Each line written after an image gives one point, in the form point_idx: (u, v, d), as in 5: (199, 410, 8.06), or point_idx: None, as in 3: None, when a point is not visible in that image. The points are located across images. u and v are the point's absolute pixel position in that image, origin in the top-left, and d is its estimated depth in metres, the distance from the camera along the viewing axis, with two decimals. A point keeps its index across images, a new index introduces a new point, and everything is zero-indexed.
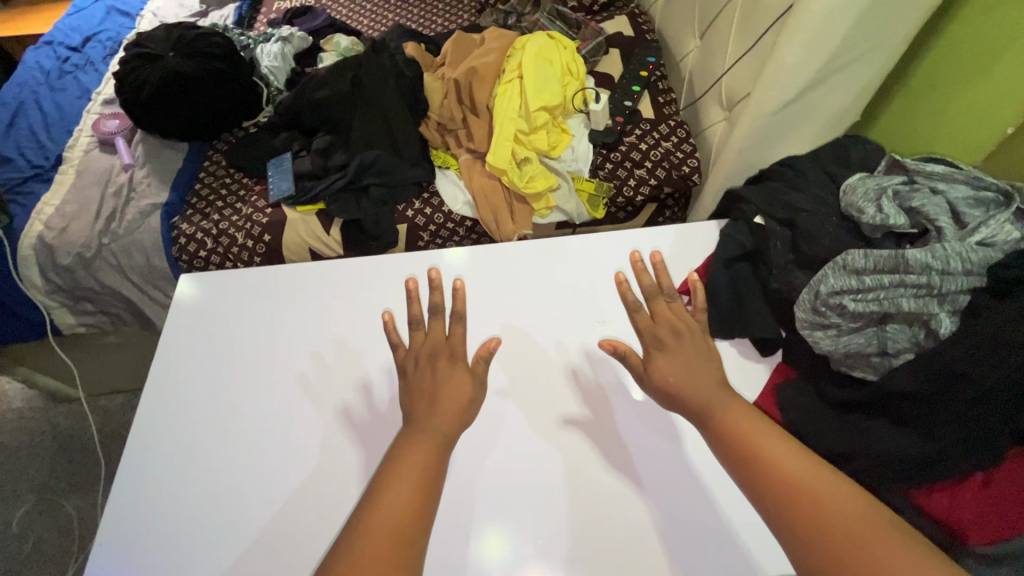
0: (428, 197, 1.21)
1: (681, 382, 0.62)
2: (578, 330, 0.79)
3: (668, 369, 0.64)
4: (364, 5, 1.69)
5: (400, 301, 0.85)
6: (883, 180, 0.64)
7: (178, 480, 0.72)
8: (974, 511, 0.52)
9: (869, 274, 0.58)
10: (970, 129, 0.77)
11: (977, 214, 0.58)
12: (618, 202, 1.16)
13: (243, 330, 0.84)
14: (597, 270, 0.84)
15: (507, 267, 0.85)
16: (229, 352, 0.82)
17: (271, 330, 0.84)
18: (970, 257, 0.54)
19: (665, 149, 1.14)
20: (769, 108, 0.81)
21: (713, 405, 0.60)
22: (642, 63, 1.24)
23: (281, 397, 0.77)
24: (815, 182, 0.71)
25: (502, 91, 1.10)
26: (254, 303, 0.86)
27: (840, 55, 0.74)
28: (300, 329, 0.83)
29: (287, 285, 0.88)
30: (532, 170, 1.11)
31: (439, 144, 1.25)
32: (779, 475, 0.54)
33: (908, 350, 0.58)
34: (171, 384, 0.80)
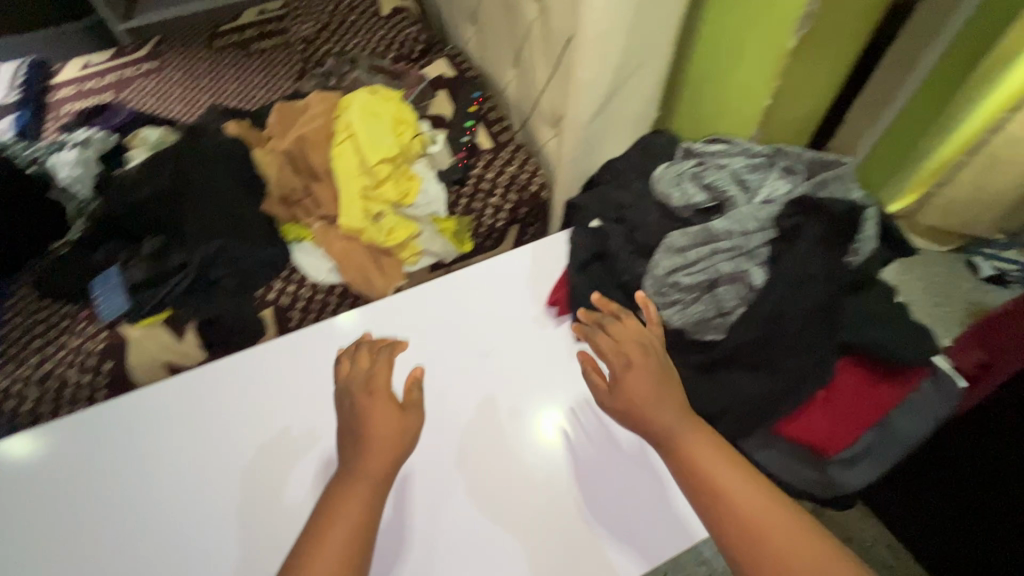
0: (288, 274, 1.14)
1: (645, 400, 0.62)
2: (470, 366, 0.80)
3: (638, 389, 0.62)
4: (172, 91, 1.58)
5: (302, 377, 0.82)
6: (681, 166, 0.74)
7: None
8: (826, 427, 0.62)
9: (692, 249, 0.68)
10: (744, 107, 0.90)
11: (755, 179, 0.70)
12: (481, 231, 1.19)
13: (140, 456, 0.76)
14: (474, 304, 0.85)
15: (393, 324, 0.83)
16: (132, 484, 0.74)
17: (176, 446, 0.77)
18: (756, 216, 0.66)
19: (511, 173, 1.20)
20: (583, 120, 0.89)
21: (662, 418, 0.61)
22: (469, 100, 1.30)
23: (193, 517, 0.72)
24: (632, 180, 0.79)
25: (337, 153, 1.08)
26: (143, 423, 0.78)
27: (624, 65, 0.83)
28: (213, 437, 0.77)
29: (157, 402, 0.79)
30: (390, 222, 1.10)
31: (286, 217, 1.17)
32: (729, 502, 0.56)
33: (739, 304, 0.66)
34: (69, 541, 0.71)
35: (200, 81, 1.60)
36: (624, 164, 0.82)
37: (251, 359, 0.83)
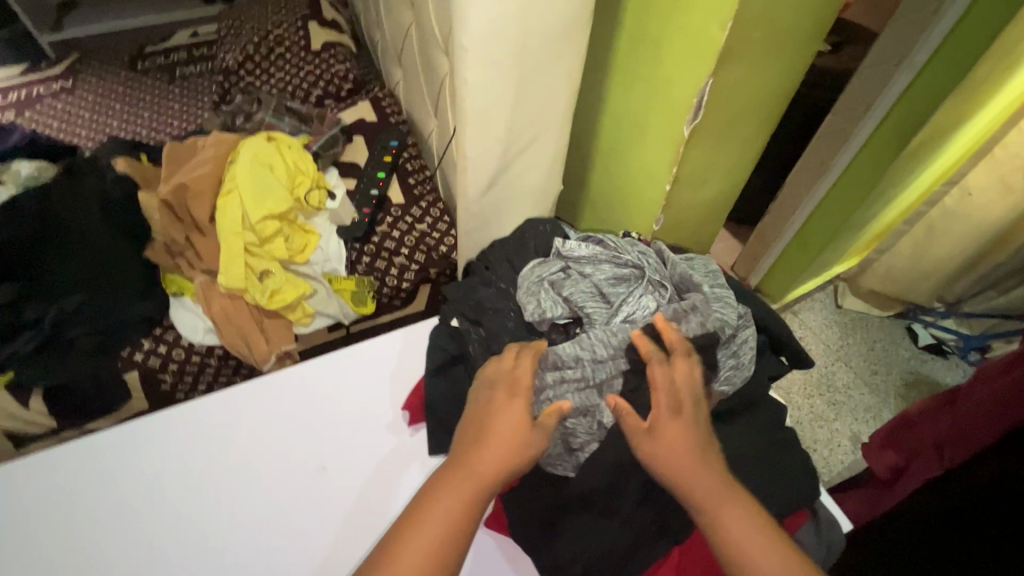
0: (162, 331, 1.03)
1: (684, 462, 0.52)
2: (297, 487, 0.68)
3: (677, 447, 0.53)
4: (78, 111, 1.47)
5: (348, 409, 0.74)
6: (544, 272, 0.70)
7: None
8: None
9: (553, 371, 0.63)
10: (646, 188, 0.85)
11: (619, 293, 0.68)
12: (385, 292, 1.10)
13: (159, 490, 0.68)
14: (340, 401, 0.75)
15: (232, 421, 0.73)
16: (147, 522, 0.66)
17: (198, 480, 0.69)
18: (609, 341, 0.64)
19: (419, 233, 1.11)
20: (472, 194, 0.82)
21: (694, 480, 0.51)
22: (386, 147, 1.20)
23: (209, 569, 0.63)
24: (502, 276, 0.75)
25: (222, 205, 0.99)
26: (164, 454, 0.70)
27: (512, 141, 0.77)
28: (235, 478, 0.69)
29: (190, 433, 0.72)
30: (276, 282, 1.00)
31: (170, 266, 1.07)
32: None
33: (591, 439, 0.63)
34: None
35: (111, 102, 1.49)
36: (498, 253, 0.79)
37: (269, 405, 0.74)
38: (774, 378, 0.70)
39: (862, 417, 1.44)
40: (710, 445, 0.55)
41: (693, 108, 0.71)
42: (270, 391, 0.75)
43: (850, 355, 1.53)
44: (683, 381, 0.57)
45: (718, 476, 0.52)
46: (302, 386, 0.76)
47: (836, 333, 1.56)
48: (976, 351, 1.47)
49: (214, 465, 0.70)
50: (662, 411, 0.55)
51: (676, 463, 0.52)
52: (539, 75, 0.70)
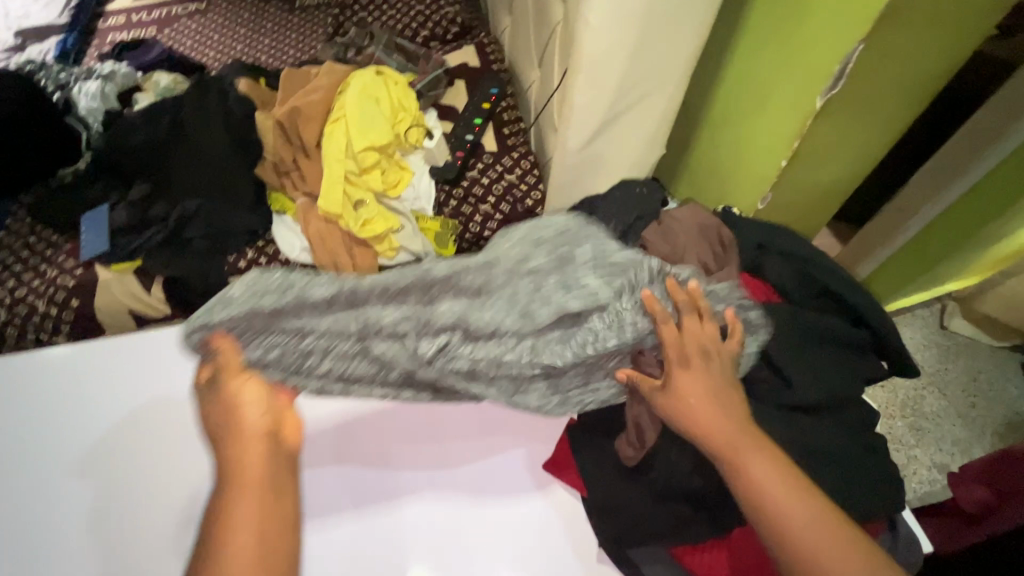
0: (264, 245, 1.12)
1: (706, 403, 0.58)
2: (173, 420, 0.81)
3: (694, 390, 0.59)
4: (209, 33, 1.58)
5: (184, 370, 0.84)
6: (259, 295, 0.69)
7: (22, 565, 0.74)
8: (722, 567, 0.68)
9: (340, 364, 0.69)
10: (759, 161, 0.79)
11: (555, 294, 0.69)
12: (467, 237, 1.12)
13: (66, 403, 0.81)
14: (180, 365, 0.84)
15: (120, 363, 0.84)
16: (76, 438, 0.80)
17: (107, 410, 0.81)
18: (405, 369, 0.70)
19: (507, 183, 1.12)
20: (572, 147, 0.80)
21: (712, 425, 0.57)
22: (485, 95, 1.21)
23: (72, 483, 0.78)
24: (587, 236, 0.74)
25: (328, 132, 1.04)
26: (98, 376, 0.83)
27: (623, 93, 0.74)
28: (97, 413, 0.81)
29: (70, 372, 0.83)
30: (369, 212, 1.05)
31: (276, 185, 1.15)
32: (784, 523, 0.51)
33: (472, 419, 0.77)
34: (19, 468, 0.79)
35: (237, 27, 1.59)
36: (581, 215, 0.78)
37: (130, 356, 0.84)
38: (866, 380, 0.65)
39: (947, 449, 1.32)
40: (732, 391, 0.60)
41: (834, 75, 0.64)
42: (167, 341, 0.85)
43: (947, 381, 1.39)
44: (696, 335, 0.62)
45: (734, 423, 0.57)
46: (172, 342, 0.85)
47: (936, 355, 1.41)
48: None
49: (97, 400, 0.82)
50: (688, 356, 0.61)
51: (697, 404, 0.58)
52: (666, 23, 0.66)
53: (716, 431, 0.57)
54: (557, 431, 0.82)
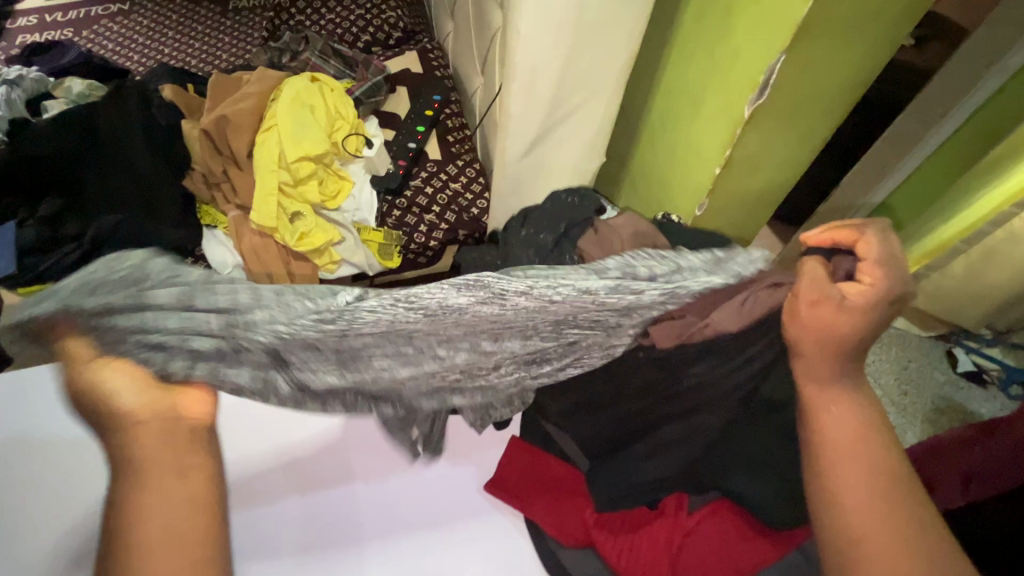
0: (193, 261, 1.05)
1: (830, 391, 0.51)
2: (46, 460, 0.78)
3: (820, 378, 0.52)
4: (131, 35, 1.48)
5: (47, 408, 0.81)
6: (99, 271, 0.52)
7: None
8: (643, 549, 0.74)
9: (206, 363, 0.51)
10: (693, 170, 0.81)
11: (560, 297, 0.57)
12: (410, 248, 1.08)
13: None
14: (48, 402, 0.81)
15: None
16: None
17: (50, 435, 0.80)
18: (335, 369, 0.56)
19: (452, 191, 1.10)
20: (511, 156, 0.79)
21: (831, 417, 0.50)
22: (428, 102, 1.18)
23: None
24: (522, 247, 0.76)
25: (260, 141, 0.99)
26: None
27: (559, 102, 0.73)
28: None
29: None
30: (306, 225, 1.01)
31: (207, 199, 1.10)
32: (847, 490, 0.47)
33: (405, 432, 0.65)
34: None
35: (163, 29, 1.50)
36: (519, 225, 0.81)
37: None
38: None
39: None
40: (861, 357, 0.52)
41: (759, 86, 0.65)
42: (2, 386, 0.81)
43: (881, 371, 1.46)
44: (795, 321, 0.53)
45: (840, 386, 0.51)
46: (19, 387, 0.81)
47: (870, 347, 1.49)
48: (1018, 385, 1.37)
49: None
50: (842, 296, 0.50)
51: (813, 390, 0.52)
52: (596, 34, 0.66)
53: (828, 425, 0.50)
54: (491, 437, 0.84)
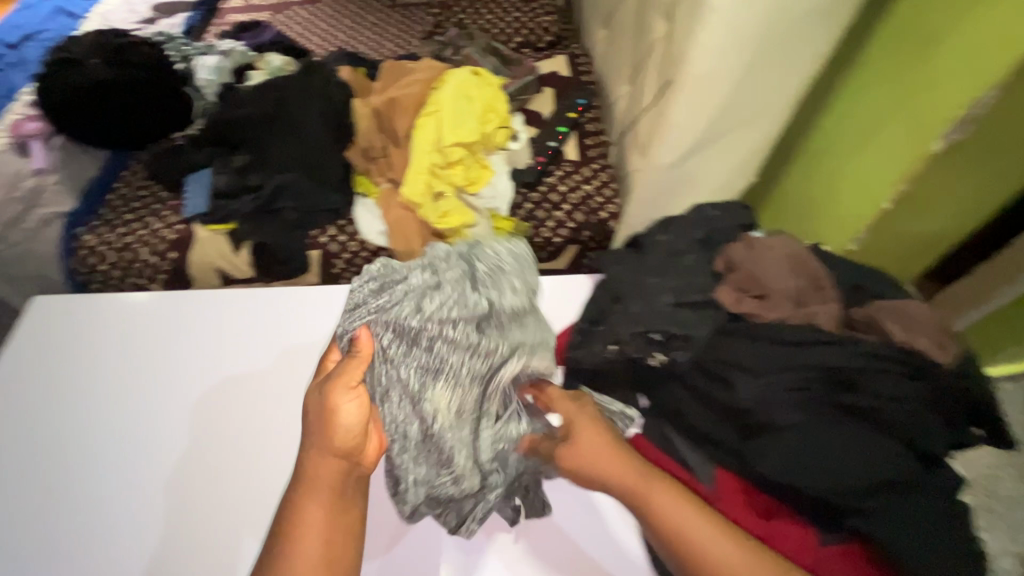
0: (344, 224, 1.17)
1: (592, 454, 0.56)
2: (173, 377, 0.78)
3: (589, 443, 0.57)
4: (315, 21, 1.67)
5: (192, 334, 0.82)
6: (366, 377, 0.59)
7: (30, 537, 0.67)
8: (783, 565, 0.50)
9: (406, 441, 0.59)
10: (853, 201, 0.78)
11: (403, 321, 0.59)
12: (536, 241, 1.14)
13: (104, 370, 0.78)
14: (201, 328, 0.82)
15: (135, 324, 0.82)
16: (100, 382, 0.78)
17: (154, 374, 0.78)
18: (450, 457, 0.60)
19: (584, 193, 1.13)
20: (661, 164, 0.80)
21: (609, 465, 0.55)
22: (573, 105, 1.23)
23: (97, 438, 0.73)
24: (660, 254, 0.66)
25: (420, 123, 1.08)
26: (145, 333, 0.82)
27: (723, 117, 0.73)
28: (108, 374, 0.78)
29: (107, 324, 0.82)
30: (447, 205, 1.08)
31: (362, 169, 1.20)
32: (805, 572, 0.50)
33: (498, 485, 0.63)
34: (90, 403, 0.76)
35: (341, 18, 1.68)
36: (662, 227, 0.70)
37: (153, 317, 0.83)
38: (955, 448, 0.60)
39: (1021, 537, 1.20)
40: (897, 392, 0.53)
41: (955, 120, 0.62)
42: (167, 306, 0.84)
43: None
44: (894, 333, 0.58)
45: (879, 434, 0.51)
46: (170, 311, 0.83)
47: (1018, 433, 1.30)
48: None
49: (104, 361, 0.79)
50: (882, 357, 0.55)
51: (588, 460, 0.56)
52: (774, 57, 0.66)
53: (614, 484, 0.54)
54: None
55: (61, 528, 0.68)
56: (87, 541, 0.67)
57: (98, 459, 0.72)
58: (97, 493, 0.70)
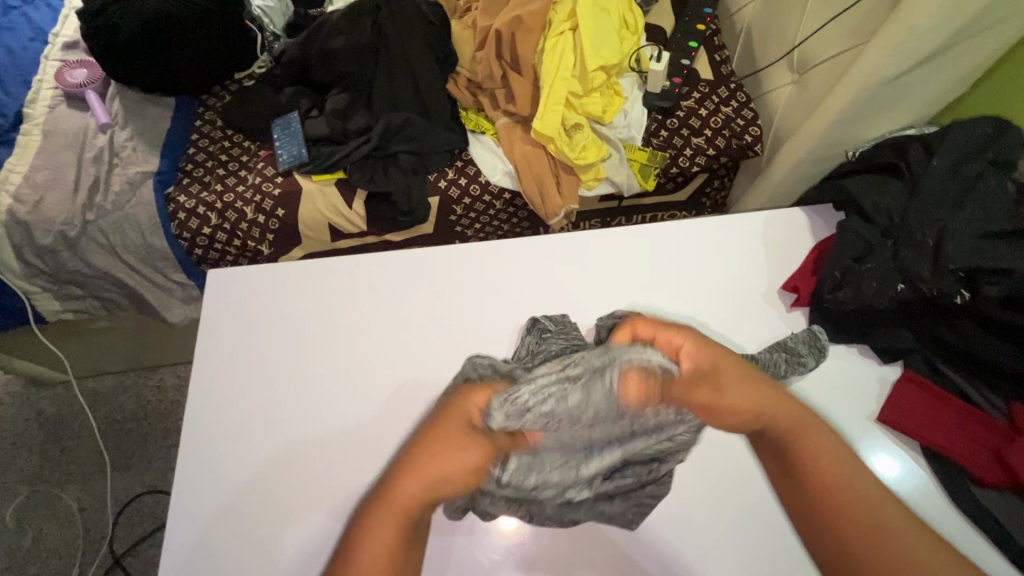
0: (462, 165, 1.07)
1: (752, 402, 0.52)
2: (375, 356, 0.68)
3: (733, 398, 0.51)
4: None
5: (384, 307, 0.71)
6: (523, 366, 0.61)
7: (218, 550, 0.59)
8: None
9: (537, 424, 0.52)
10: None
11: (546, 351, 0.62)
12: (670, 172, 1.06)
13: (292, 347, 0.69)
14: (387, 297, 0.71)
15: (317, 297, 0.71)
16: (288, 363, 0.68)
17: (335, 357, 0.68)
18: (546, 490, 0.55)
19: (726, 115, 1.04)
20: (881, 77, 0.72)
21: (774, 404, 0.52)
22: (699, 15, 1.11)
23: (300, 426, 0.64)
24: (912, 176, 0.63)
25: (551, 46, 0.99)
26: (329, 305, 0.71)
27: (981, 17, 0.65)
28: (294, 353, 0.68)
29: (283, 295, 0.72)
30: (584, 138, 1.00)
31: (470, 105, 1.11)
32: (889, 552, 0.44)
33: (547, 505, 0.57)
34: (273, 383, 0.67)
35: None
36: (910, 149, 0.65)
37: (333, 285, 0.72)
38: None
39: None
40: None
41: None
42: (347, 271, 0.73)
43: None
44: None
45: None
46: (353, 278, 0.73)
47: None
48: None
49: (292, 339, 0.69)
50: None
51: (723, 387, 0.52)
52: None
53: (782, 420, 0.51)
54: (905, 396, 0.59)
55: (264, 525, 0.60)
56: (284, 549, 0.59)
57: (294, 445, 0.63)
58: (298, 483, 0.62)
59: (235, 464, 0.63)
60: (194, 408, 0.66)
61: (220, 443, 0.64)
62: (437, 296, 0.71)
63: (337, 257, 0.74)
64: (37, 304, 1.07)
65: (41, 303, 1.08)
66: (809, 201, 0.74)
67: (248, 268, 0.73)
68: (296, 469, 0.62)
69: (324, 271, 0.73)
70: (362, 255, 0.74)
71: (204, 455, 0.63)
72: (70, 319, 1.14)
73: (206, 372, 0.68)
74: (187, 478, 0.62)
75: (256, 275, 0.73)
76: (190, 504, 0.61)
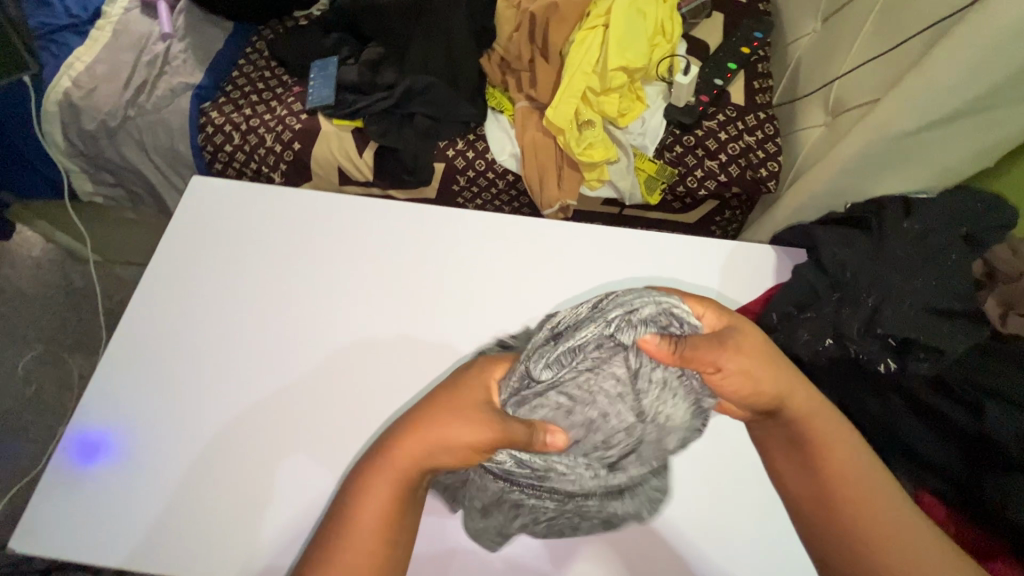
0: (474, 138, 1.09)
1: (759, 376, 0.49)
2: (314, 290, 0.71)
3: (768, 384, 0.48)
4: None
5: (338, 248, 0.74)
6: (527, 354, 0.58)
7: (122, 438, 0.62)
8: None
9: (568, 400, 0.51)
10: None
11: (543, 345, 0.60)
12: (676, 190, 1.04)
13: (246, 265, 0.73)
14: (345, 238, 0.75)
15: (282, 224, 0.76)
16: (236, 279, 0.72)
17: (277, 284, 0.71)
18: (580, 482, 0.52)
19: (745, 144, 1.01)
20: (889, 131, 0.69)
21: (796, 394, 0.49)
22: (747, 39, 1.09)
23: (224, 339, 0.68)
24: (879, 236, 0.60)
25: (581, 38, 0.99)
26: (288, 234, 0.75)
27: (1000, 86, 0.61)
28: (245, 271, 0.73)
29: (252, 215, 0.76)
30: (593, 136, 0.99)
31: (498, 82, 1.12)
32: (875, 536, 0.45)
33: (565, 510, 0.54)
34: (216, 316, 0.70)
35: None
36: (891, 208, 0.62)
37: (299, 217, 0.76)
38: None
39: None
40: None
41: None
42: (316, 207, 0.77)
43: None
44: None
45: None
46: (320, 215, 0.76)
47: None
48: None
49: (247, 258, 0.73)
50: None
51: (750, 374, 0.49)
52: None
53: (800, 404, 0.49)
54: None
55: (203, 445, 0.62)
56: (173, 451, 0.61)
57: (223, 355, 0.67)
58: (218, 394, 0.65)
59: (161, 358, 0.67)
60: (141, 297, 0.71)
61: (152, 337, 0.69)
62: (390, 250, 0.73)
63: (313, 193, 0.78)
64: (74, 182, 1.19)
65: (77, 182, 1.19)
66: (783, 242, 0.71)
67: (233, 184, 0.79)
68: (208, 381, 0.65)
69: (296, 202, 0.77)
70: (336, 196, 0.78)
71: (137, 343, 0.68)
72: (102, 203, 1.25)
73: (164, 268, 0.73)
74: (114, 361, 0.67)
75: (226, 203, 0.77)
76: (108, 384, 0.66)
